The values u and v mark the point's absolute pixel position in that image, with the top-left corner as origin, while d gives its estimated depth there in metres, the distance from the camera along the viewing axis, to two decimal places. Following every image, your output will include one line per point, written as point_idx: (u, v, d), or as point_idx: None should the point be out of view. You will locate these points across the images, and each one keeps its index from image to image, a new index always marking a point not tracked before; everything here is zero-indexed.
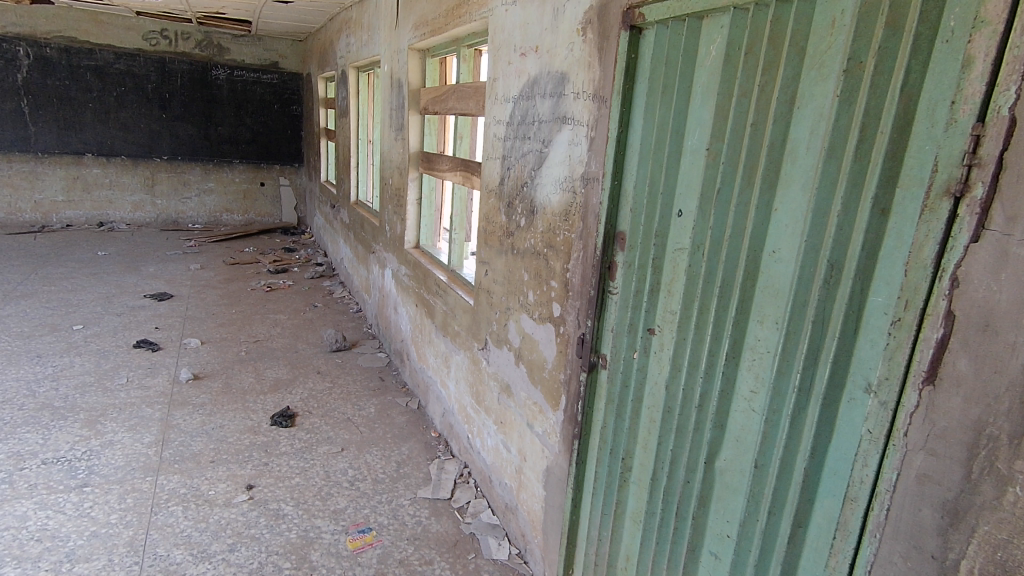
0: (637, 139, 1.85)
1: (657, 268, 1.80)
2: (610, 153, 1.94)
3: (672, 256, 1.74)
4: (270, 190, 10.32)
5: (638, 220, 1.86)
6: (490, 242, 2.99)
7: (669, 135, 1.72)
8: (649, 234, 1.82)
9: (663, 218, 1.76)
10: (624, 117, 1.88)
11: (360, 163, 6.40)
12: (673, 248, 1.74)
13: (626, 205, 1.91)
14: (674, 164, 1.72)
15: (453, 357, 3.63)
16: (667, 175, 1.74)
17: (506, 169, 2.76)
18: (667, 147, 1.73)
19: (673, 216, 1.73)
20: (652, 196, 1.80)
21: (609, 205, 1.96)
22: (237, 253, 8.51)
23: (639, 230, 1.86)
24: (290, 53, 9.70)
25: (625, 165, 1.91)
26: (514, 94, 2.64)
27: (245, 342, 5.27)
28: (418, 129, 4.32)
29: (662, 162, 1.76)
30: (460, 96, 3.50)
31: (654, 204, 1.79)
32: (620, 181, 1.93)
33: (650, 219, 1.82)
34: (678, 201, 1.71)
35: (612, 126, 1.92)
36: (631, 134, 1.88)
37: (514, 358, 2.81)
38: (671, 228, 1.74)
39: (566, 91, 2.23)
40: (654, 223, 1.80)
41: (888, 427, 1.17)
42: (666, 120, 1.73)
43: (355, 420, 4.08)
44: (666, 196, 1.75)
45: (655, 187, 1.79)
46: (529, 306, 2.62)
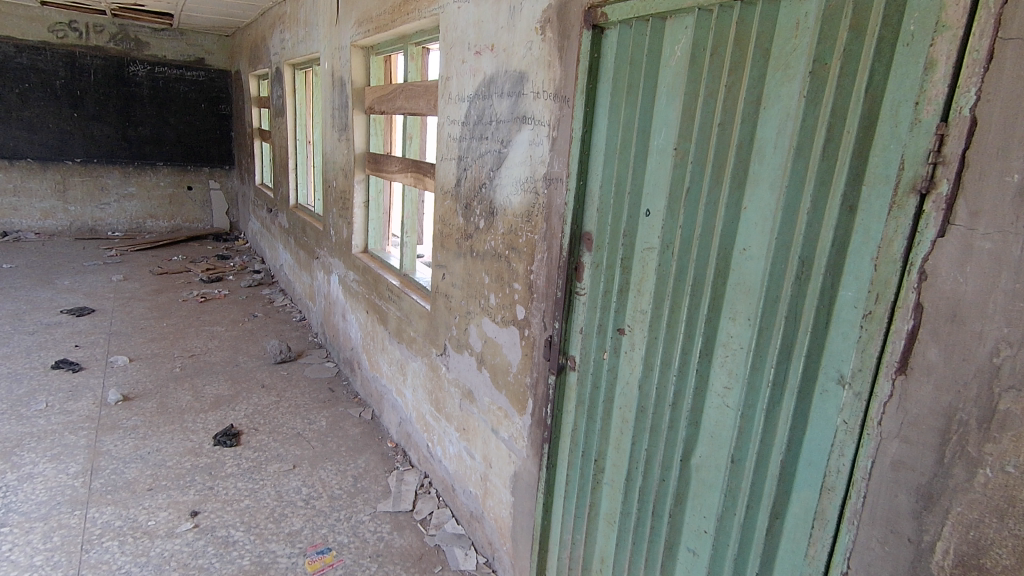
0: (602, 140, 1.84)
1: (625, 268, 1.80)
2: (574, 154, 1.93)
3: (641, 256, 1.74)
4: (199, 194, 9.74)
5: (604, 220, 1.86)
6: (446, 245, 2.93)
7: (634, 134, 1.73)
8: (616, 234, 1.82)
9: (630, 218, 1.77)
10: (588, 117, 1.88)
11: (299, 164, 6.15)
12: (641, 249, 1.74)
13: (592, 205, 1.91)
14: (640, 164, 1.72)
15: (409, 364, 3.53)
16: (633, 175, 1.74)
17: (462, 170, 2.71)
18: (632, 147, 1.74)
19: (640, 217, 1.74)
20: (618, 196, 1.80)
21: (574, 205, 1.95)
22: (164, 262, 7.98)
23: (606, 231, 1.86)
24: (216, 50, 9.20)
25: (589, 165, 1.91)
26: (469, 93, 2.59)
27: (179, 357, 4.93)
28: (363, 129, 4.19)
29: (628, 162, 1.76)
30: (409, 95, 3.41)
31: (621, 204, 1.79)
32: (585, 181, 1.92)
33: (617, 219, 1.81)
34: (645, 201, 1.72)
35: (575, 126, 1.91)
36: (594, 135, 1.88)
37: (475, 363, 2.77)
38: (639, 228, 1.75)
39: (525, 91, 2.20)
40: (621, 223, 1.80)
41: (863, 417, 1.21)
42: (631, 120, 1.74)
43: (305, 434, 3.89)
44: (633, 196, 1.75)
45: (621, 187, 1.79)
46: (491, 309, 2.57)
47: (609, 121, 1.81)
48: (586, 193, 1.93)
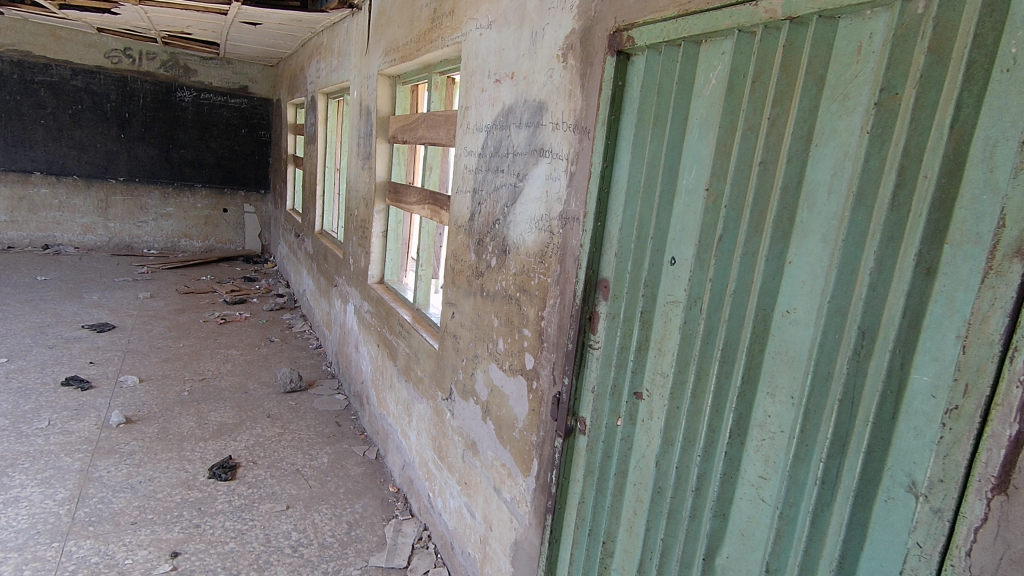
0: (624, 175, 1.63)
1: (645, 322, 1.56)
2: (592, 190, 1.72)
3: (664, 310, 1.51)
4: (233, 216, 9.91)
5: (624, 266, 1.64)
6: (457, 282, 2.74)
7: (660, 171, 1.51)
8: (637, 283, 1.59)
9: (652, 266, 1.54)
10: (609, 150, 1.67)
11: (326, 191, 6.13)
12: (664, 302, 1.51)
13: (610, 248, 1.69)
14: (666, 205, 1.50)
15: (414, 405, 3.32)
16: (658, 216, 1.52)
17: (476, 204, 2.53)
18: (658, 185, 1.52)
19: (664, 266, 1.51)
20: (640, 240, 1.58)
21: (590, 247, 1.73)
22: (192, 281, 8.05)
23: (626, 278, 1.63)
24: (260, 78, 9.46)
25: (609, 203, 1.69)
26: (487, 123, 2.43)
27: (189, 380, 4.84)
28: (386, 157, 4.10)
29: (652, 202, 1.55)
30: (431, 124, 3.29)
31: (643, 249, 1.57)
32: (604, 221, 1.71)
33: (637, 265, 1.59)
34: (671, 248, 1.49)
35: (595, 160, 1.71)
36: (616, 170, 1.67)
37: (480, 412, 2.54)
38: (663, 278, 1.52)
39: (543, 121, 2.02)
40: (642, 270, 1.57)
41: (945, 542, 0.94)
42: (657, 155, 1.53)
43: (304, 472, 3.69)
44: (656, 240, 1.53)
45: (644, 229, 1.57)
46: (499, 355, 2.36)
47: (632, 155, 1.60)
48: (605, 233, 1.71)
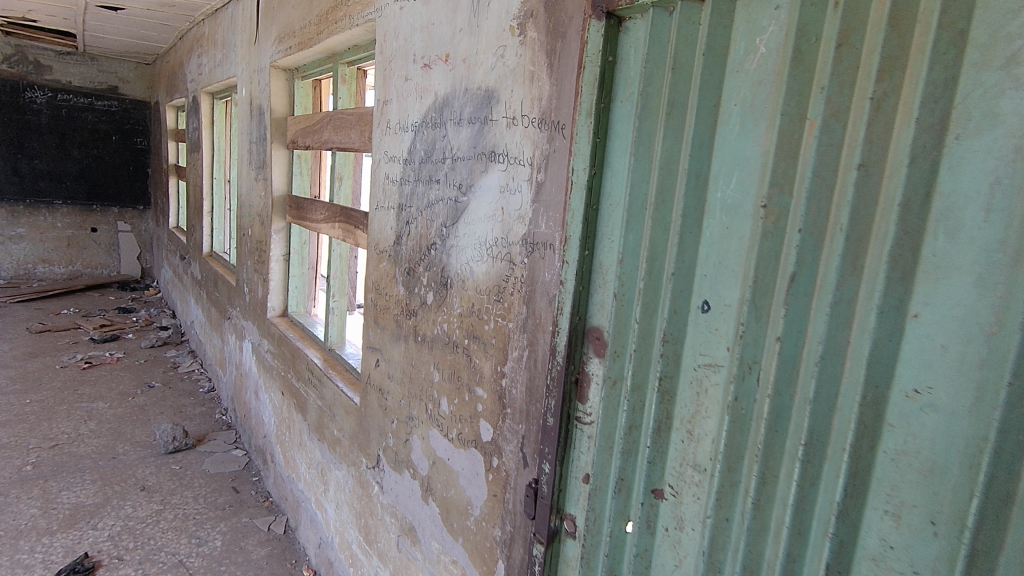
0: (621, 184, 1.17)
1: (666, 391, 1.11)
2: (575, 206, 1.25)
3: (696, 376, 1.06)
4: (104, 237, 8.55)
5: (627, 312, 1.17)
6: (381, 321, 2.18)
7: (679, 178, 1.06)
8: (649, 336, 1.13)
9: (673, 313, 1.09)
10: (597, 149, 1.20)
11: (214, 207, 5.26)
12: (696, 365, 1.06)
13: (604, 286, 1.22)
14: (691, 227, 1.05)
15: (331, 472, 2.70)
16: (678, 243, 1.07)
17: (403, 224, 1.99)
18: (675, 199, 1.07)
19: (694, 314, 1.06)
20: (651, 276, 1.12)
21: (576, 283, 1.25)
22: (50, 316, 6.76)
23: (631, 330, 1.16)
24: (133, 78, 8.28)
25: (600, 224, 1.22)
26: (414, 120, 1.90)
27: (36, 450, 3.86)
28: (285, 166, 3.43)
29: (668, 222, 1.09)
30: (338, 125, 2.70)
31: (656, 289, 1.11)
32: (593, 248, 1.24)
33: (649, 311, 1.13)
34: (702, 288, 1.04)
35: (577, 165, 1.24)
36: (607, 177, 1.20)
37: (419, 489, 2.00)
38: (692, 330, 1.07)
39: (493, 115, 1.54)
40: (657, 317, 1.12)
41: None
42: (673, 156, 1.07)
43: (189, 564, 2.95)
44: (679, 278, 1.07)
45: (656, 261, 1.11)
46: (442, 420, 1.83)
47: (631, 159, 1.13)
48: (596, 263, 1.24)
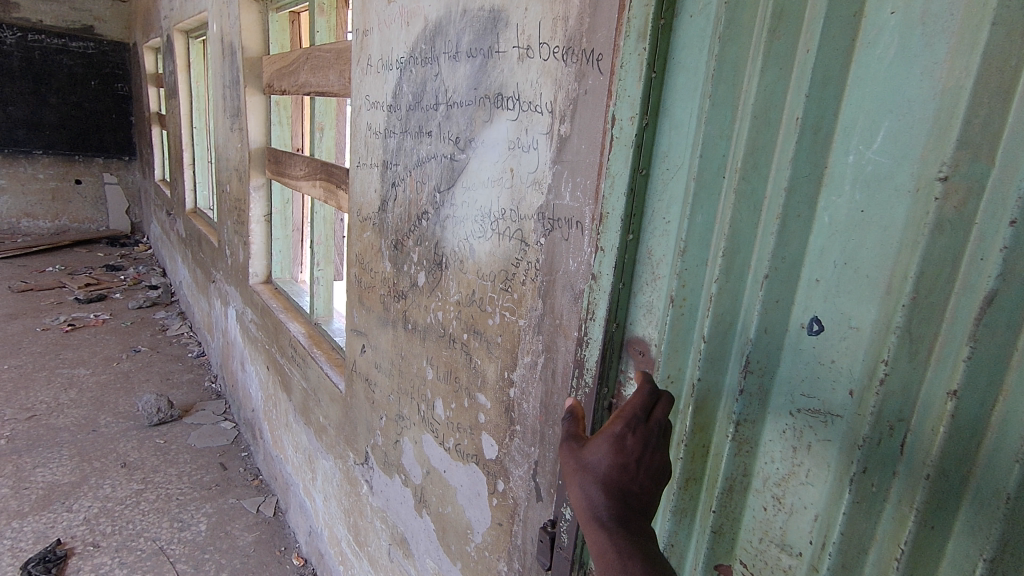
0: (687, 141, 0.81)
1: (744, 439, 0.79)
2: (615, 171, 0.89)
3: (794, 424, 0.73)
4: (90, 189, 8.12)
5: (688, 324, 0.84)
6: (366, 302, 1.84)
7: (785, 134, 0.71)
8: (721, 361, 0.81)
9: (761, 332, 0.75)
10: (652, 90, 0.83)
11: (195, 160, 4.86)
12: (793, 410, 0.73)
13: (655, 285, 0.88)
14: (799, 207, 0.71)
15: (318, 461, 2.44)
16: (777, 232, 0.72)
17: (389, 186, 1.63)
18: (776, 165, 0.72)
19: (795, 336, 0.73)
20: (728, 277, 0.78)
21: (614, 279, 0.91)
22: (33, 274, 6.44)
23: (696, 349, 0.83)
24: (109, 17, 7.68)
25: (650, 199, 0.87)
26: (399, 54, 1.51)
27: (11, 421, 3.61)
28: (262, 114, 3.04)
29: (761, 198, 0.74)
30: (315, 64, 2.28)
31: (738, 294, 0.78)
32: (639, 232, 0.89)
33: (723, 327, 0.80)
34: (812, 298, 0.71)
35: (622, 113, 0.87)
36: (664, 130, 0.84)
37: (411, 498, 1.72)
38: (790, 359, 0.73)
39: (500, 45, 1.16)
40: (737, 334, 0.79)
41: None
42: (776, 100, 0.71)
43: (170, 551, 2.73)
44: (775, 283, 0.73)
45: (738, 257, 0.77)
46: (438, 425, 1.53)
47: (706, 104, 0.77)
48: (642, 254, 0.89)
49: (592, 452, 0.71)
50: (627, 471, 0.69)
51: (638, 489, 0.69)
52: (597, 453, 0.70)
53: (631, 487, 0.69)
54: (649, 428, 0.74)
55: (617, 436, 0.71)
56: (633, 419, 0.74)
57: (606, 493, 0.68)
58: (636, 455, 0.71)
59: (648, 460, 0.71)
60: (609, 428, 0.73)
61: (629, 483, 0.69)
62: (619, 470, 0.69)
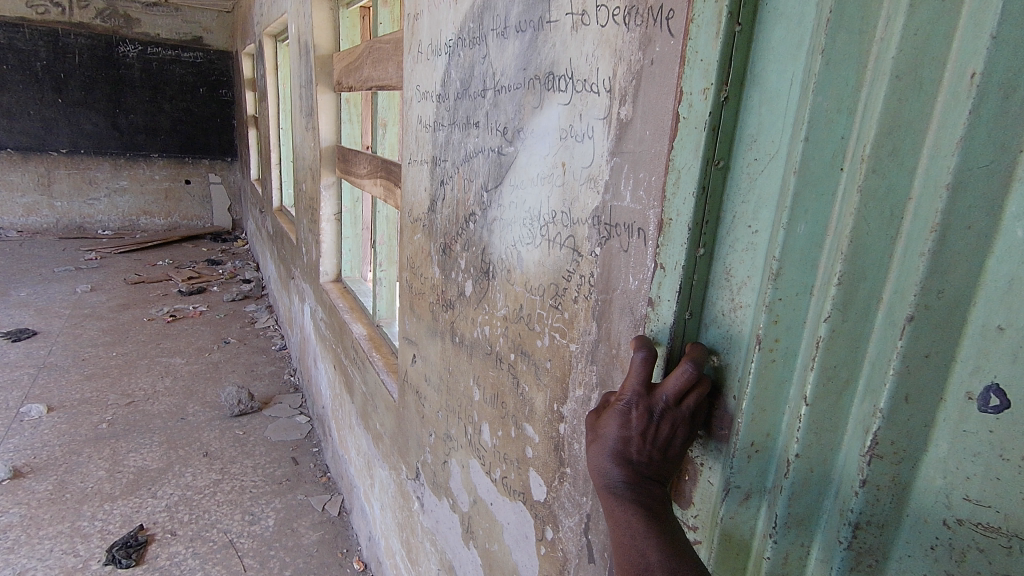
0: (785, 120, 0.61)
1: (878, 526, 0.59)
2: (683, 162, 0.70)
3: (952, 538, 0.55)
4: (197, 188, 8.71)
5: (783, 373, 0.65)
6: (417, 309, 1.71)
7: (950, 100, 0.49)
8: (831, 433, 0.62)
9: (900, 399, 0.56)
10: (736, 52, 0.64)
11: (281, 160, 5.03)
12: (954, 518, 0.55)
13: (737, 317, 0.69)
14: (970, 216, 0.50)
15: (375, 468, 2.36)
16: (931, 252, 0.52)
17: (438, 185, 1.48)
18: (929, 150, 0.51)
19: (956, 411, 0.53)
20: (844, 315, 0.58)
21: (680, 310, 0.73)
22: (146, 267, 7.03)
23: (794, 411, 0.64)
24: (216, 27, 8.17)
25: (733, 199, 0.68)
26: (447, 36, 1.35)
27: (113, 407, 3.88)
28: (332, 113, 3.03)
29: (903, 201, 0.54)
30: (376, 58, 2.19)
31: (862, 334, 0.58)
32: (715, 243, 0.70)
33: (836, 385, 0.60)
34: (989, 355, 0.51)
35: (695, 84, 0.67)
36: (753, 105, 0.65)
37: (459, 526, 1.57)
38: (946, 442, 0.54)
39: (553, 14, 0.96)
40: (855, 399, 0.60)
41: None
42: (934, 48, 0.50)
43: (239, 545, 2.78)
44: (924, 327, 0.53)
45: (862, 287, 0.57)
46: (485, 453, 1.36)
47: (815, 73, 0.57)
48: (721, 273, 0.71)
49: (604, 426, 0.72)
50: (632, 444, 0.69)
51: (646, 460, 0.69)
52: (607, 427, 0.71)
53: (637, 460, 0.69)
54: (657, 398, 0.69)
55: (624, 410, 0.70)
56: (637, 393, 0.70)
57: (614, 465, 0.69)
58: (644, 430, 0.69)
59: (656, 433, 0.69)
60: (618, 402, 0.71)
61: (636, 456, 0.69)
62: (626, 443, 0.69)
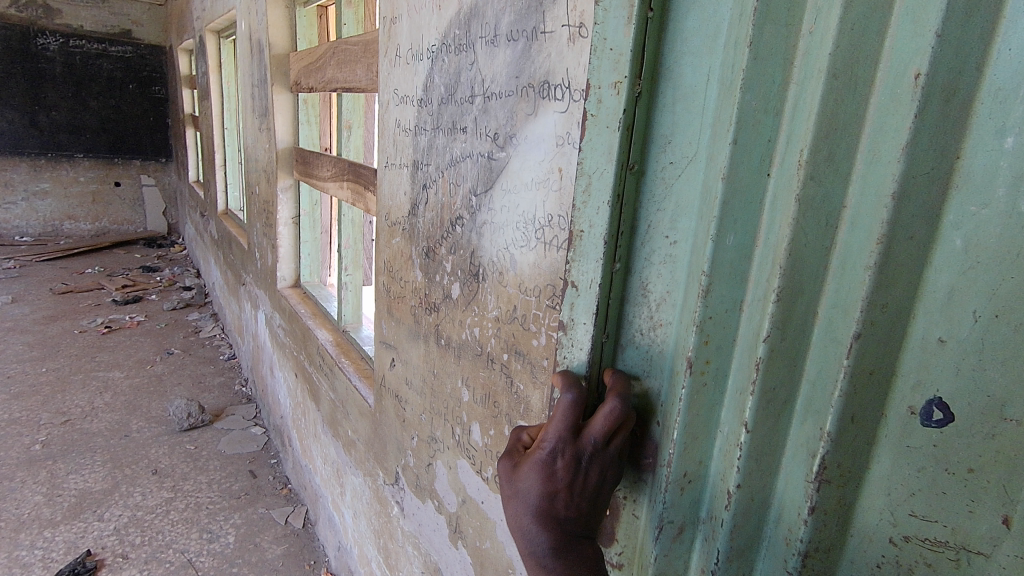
0: (703, 121, 0.72)
1: (828, 542, 0.69)
2: (599, 165, 0.80)
3: (896, 555, 0.65)
4: (128, 191, 8.22)
5: (713, 394, 0.75)
6: (396, 313, 1.71)
7: (889, 102, 0.57)
8: (774, 455, 0.72)
9: (849, 422, 0.64)
10: (648, 41, 0.74)
11: (226, 161, 4.85)
12: (899, 527, 0.65)
13: (658, 329, 0.81)
14: (913, 225, 0.58)
15: (347, 476, 2.33)
16: (876, 265, 0.59)
17: (420, 189, 1.49)
18: (863, 158, 0.60)
19: (901, 425, 0.63)
20: (786, 331, 0.66)
21: (597, 332, 0.84)
22: (74, 275, 6.57)
23: (729, 423, 0.74)
24: (147, 21, 7.76)
25: (648, 207, 0.80)
26: (430, 42, 1.36)
27: (46, 427, 3.62)
28: (289, 113, 2.95)
29: (838, 208, 0.62)
30: (342, 59, 2.16)
31: (807, 343, 0.67)
32: (633, 245, 0.82)
33: (775, 407, 0.70)
34: (929, 371, 0.60)
35: (612, 82, 0.77)
36: (666, 104, 0.76)
37: (445, 528, 1.59)
38: (891, 455, 0.64)
39: (548, 24, 1.00)
40: (795, 418, 0.70)
41: None
42: (868, 46, 0.58)
43: (199, 564, 2.66)
44: (870, 335, 0.61)
45: (800, 301, 0.65)
46: (475, 453, 1.39)
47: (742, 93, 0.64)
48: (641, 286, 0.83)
49: (523, 479, 0.78)
50: (556, 494, 0.76)
51: (569, 507, 0.77)
52: (527, 483, 0.77)
53: (560, 509, 0.76)
54: (584, 443, 0.77)
55: (546, 463, 0.77)
56: (562, 443, 0.77)
57: (536, 517, 0.76)
58: (567, 481, 0.76)
59: (581, 481, 0.76)
60: (537, 455, 0.78)
61: (558, 505, 0.76)
62: (549, 495, 0.76)
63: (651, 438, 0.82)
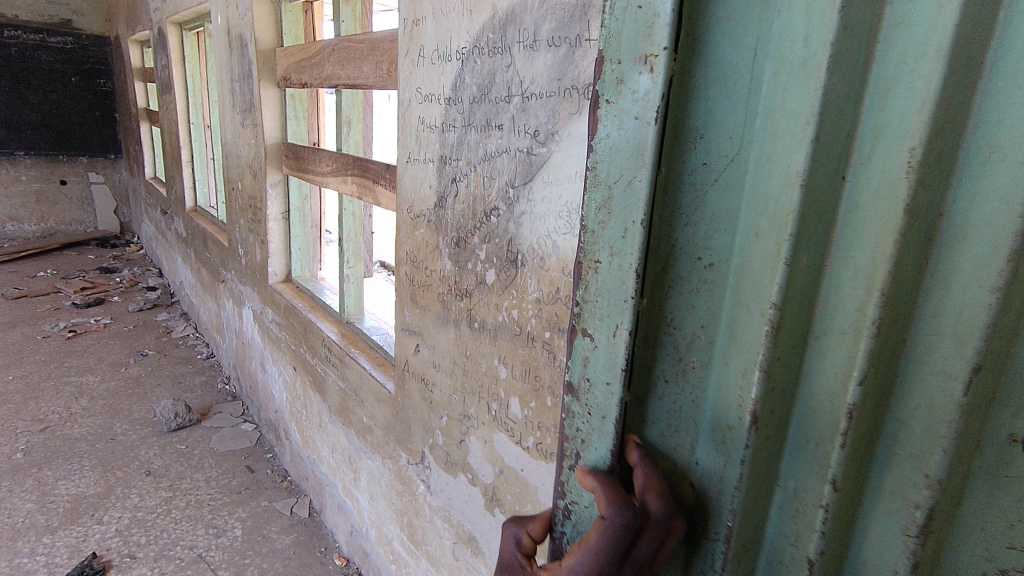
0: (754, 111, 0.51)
1: None
2: (620, 165, 0.59)
3: None
4: (76, 190, 7.85)
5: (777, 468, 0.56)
6: (421, 300, 1.80)
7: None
8: (849, 535, 0.54)
9: (963, 477, 0.47)
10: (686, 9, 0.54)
11: (194, 157, 4.74)
12: None
13: (687, 382, 0.60)
14: None
15: (361, 461, 2.41)
16: (1005, 301, 0.42)
17: (448, 183, 1.59)
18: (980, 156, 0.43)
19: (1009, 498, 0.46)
20: (885, 392, 0.49)
21: (621, 396, 0.63)
22: (25, 279, 6.26)
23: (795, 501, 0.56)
24: (89, 10, 7.39)
25: (675, 220, 0.58)
26: (460, 45, 1.46)
27: (25, 435, 3.51)
28: (277, 109, 2.95)
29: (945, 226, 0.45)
30: (344, 56, 2.20)
31: (899, 386, 0.49)
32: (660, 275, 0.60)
33: (858, 480, 0.52)
34: None
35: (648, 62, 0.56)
36: (702, 86, 0.54)
37: (480, 498, 1.70)
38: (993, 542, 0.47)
39: (592, 33, 1.12)
40: (879, 493, 0.52)
41: None
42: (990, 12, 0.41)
43: (209, 559, 2.69)
44: (994, 394, 0.44)
45: (900, 347, 0.47)
46: (515, 425, 1.51)
47: (823, 75, 0.46)
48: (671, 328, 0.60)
49: None
50: None
51: None
52: None
53: None
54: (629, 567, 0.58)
55: None
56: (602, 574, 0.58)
57: None
58: None
59: None
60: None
61: None
62: None
63: (693, 524, 0.62)
